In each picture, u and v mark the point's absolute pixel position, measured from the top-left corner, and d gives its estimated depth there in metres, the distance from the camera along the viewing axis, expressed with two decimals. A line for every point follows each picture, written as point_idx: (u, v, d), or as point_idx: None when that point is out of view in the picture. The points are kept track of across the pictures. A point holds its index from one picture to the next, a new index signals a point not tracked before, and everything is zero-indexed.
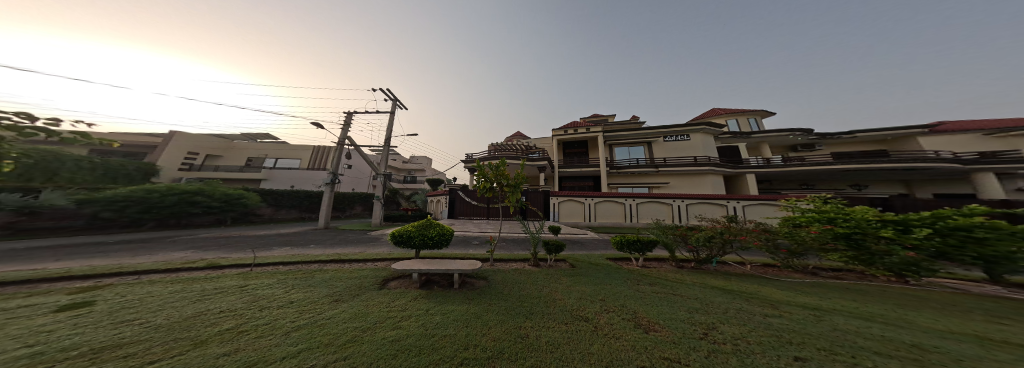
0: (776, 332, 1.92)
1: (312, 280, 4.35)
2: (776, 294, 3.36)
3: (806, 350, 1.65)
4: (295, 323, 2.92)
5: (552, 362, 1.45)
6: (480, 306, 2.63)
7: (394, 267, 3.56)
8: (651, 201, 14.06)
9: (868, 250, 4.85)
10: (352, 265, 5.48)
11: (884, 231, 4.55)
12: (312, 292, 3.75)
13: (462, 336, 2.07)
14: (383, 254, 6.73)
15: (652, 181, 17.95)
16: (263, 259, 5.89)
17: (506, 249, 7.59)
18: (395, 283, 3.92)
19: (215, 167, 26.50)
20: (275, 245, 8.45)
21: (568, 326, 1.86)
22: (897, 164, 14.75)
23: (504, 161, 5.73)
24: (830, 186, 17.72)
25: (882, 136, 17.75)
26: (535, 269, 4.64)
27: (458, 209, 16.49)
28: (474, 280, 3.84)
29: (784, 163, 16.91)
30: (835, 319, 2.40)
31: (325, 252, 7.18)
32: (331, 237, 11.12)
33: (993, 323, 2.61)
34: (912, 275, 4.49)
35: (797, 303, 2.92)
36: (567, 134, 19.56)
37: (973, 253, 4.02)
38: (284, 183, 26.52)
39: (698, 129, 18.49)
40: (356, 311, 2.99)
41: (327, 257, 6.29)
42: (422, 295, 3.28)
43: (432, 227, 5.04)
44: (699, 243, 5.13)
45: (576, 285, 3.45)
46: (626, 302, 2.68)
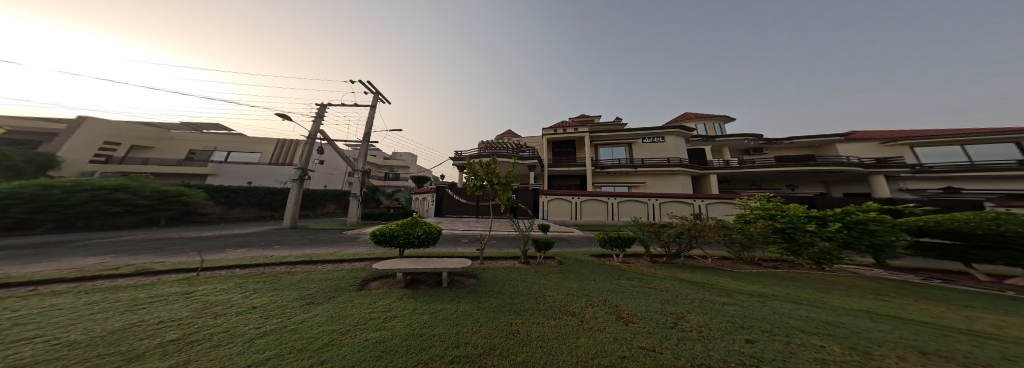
0: (730, 318, 2.23)
1: (278, 283, 3.99)
2: (731, 284, 3.90)
3: (752, 331, 1.93)
4: (261, 329, 2.68)
5: (542, 357, 1.55)
6: (471, 303, 2.69)
7: (376, 267, 3.41)
8: (630, 200, 15.01)
9: (798, 242, 5.60)
10: (325, 266, 5.12)
11: (810, 225, 5.37)
12: (278, 296, 3.45)
13: (453, 334, 2.10)
14: (362, 254, 6.43)
15: (630, 181, 19.21)
16: (213, 263, 5.20)
17: (497, 247, 7.86)
18: (377, 283, 3.79)
19: (144, 160, 22.72)
20: (237, 246, 7.63)
21: (555, 320, 2.02)
22: (822, 168, 17.55)
23: (495, 159, 5.61)
24: (773, 186, 20.52)
25: (813, 142, 20.89)
26: (525, 267, 4.77)
27: (446, 208, 16.13)
28: (464, 279, 3.84)
29: (740, 165, 19.20)
30: (774, 304, 2.88)
31: (293, 254, 6.58)
32: (299, 237, 10.19)
33: (874, 298, 3.39)
34: (827, 262, 5.34)
35: (746, 292, 3.44)
36: (555, 134, 20.61)
37: (867, 242, 5.12)
38: (241, 179, 23.09)
39: (672, 132, 19.99)
40: (333, 314, 2.85)
41: (295, 258, 5.80)
42: (408, 295, 3.20)
43: (417, 226, 4.87)
44: (669, 239, 5.70)
45: (566, 282, 3.64)
46: (608, 296, 2.91)
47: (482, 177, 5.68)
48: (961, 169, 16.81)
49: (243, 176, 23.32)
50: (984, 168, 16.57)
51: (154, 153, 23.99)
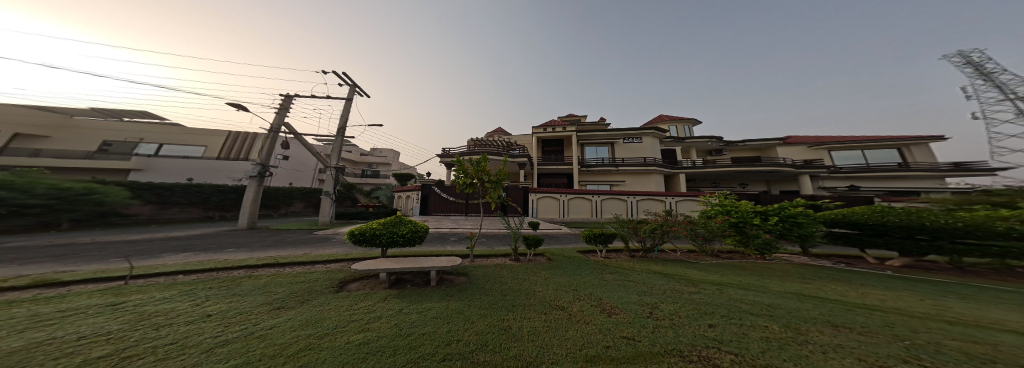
0: (695, 306, 2.55)
1: (238, 288, 3.62)
2: (695, 275, 4.38)
3: (711, 315, 2.24)
4: (220, 338, 2.42)
5: (534, 350, 1.70)
6: (461, 300, 2.77)
7: (357, 268, 3.25)
8: (612, 198, 15.78)
9: (747, 234, 6.41)
10: (294, 269, 4.75)
11: (756, 219, 6.21)
12: (239, 301, 3.14)
13: (444, 332, 2.19)
14: (337, 254, 6.06)
15: (612, 179, 20.34)
16: (148, 269, 4.48)
17: (487, 244, 7.99)
18: (356, 284, 3.66)
19: (38, 151, 18.85)
20: (181, 250, 6.70)
21: (544, 313, 2.18)
22: (770, 167, 19.94)
23: (487, 157, 5.56)
24: (729, 184, 23.05)
25: (761, 144, 23.75)
26: (516, 264, 4.89)
27: (435, 206, 15.70)
28: (454, 277, 3.85)
29: (704, 165, 21.20)
30: (729, 292, 3.31)
31: (253, 256, 5.95)
32: (257, 238, 9.17)
33: (800, 281, 4.11)
34: (766, 251, 6.24)
35: (707, 281, 3.95)
36: (545, 132, 21.20)
37: (796, 233, 6.19)
38: (182, 176, 20.30)
39: (649, 133, 21.25)
40: (308, 318, 2.68)
41: (256, 261, 5.25)
42: (394, 295, 3.14)
43: (402, 224, 4.69)
44: (646, 234, 6.20)
45: (554, 277, 3.85)
46: (593, 290, 3.12)
47: (473, 176, 5.63)
48: (860, 170, 20.55)
49: (183, 172, 20.57)
50: (875, 169, 20.47)
51: (52, 143, 20.24)
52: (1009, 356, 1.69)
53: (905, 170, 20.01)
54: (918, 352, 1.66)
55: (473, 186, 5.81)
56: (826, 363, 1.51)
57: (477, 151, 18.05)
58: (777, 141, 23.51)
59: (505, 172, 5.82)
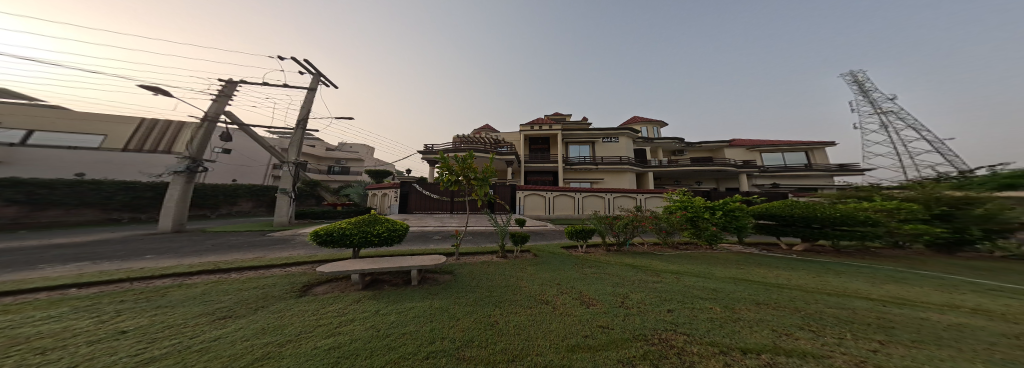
0: (657, 293, 2.93)
1: (166, 299, 3.10)
2: (659, 265, 4.81)
3: (669, 301, 2.62)
4: (142, 355, 2.02)
5: (520, 343, 1.92)
6: (442, 300, 2.84)
7: (322, 271, 3.20)
8: (592, 196, 16.80)
9: (698, 227, 7.31)
10: (240, 277, 4.23)
11: (706, 214, 7.11)
12: (168, 313, 2.69)
13: (427, 332, 2.27)
14: (299, 257, 5.58)
15: (591, 177, 21.72)
16: (25, 283, 3.55)
17: (473, 241, 8.17)
18: (322, 288, 3.55)
19: None
20: (82, 258, 5.51)
21: (527, 308, 2.39)
22: (721, 167, 22.82)
23: (474, 154, 5.58)
24: (688, 182, 25.60)
25: (713, 146, 27.01)
26: (504, 260, 5.05)
27: (421, 204, 16.49)
28: (435, 276, 3.93)
29: (669, 164, 23.38)
30: (684, 278, 3.75)
31: (188, 263, 5.19)
32: (190, 243, 7.85)
33: (735, 266, 4.83)
34: (711, 239, 7.13)
35: (668, 270, 4.36)
36: (532, 130, 22.38)
37: (737, 223, 7.18)
38: (65, 170, 16.07)
39: (625, 134, 22.81)
40: (264, 325, 2.42)
41: (189, 268, 4.56)
42: (369, 299, 3.07)
43: (376, 224, 4.53)
44: (620, 229, 6.76)
45: (537, 272, 4.09)
46: (574, 284, 3.37)
47: (459, 174, 5.60)
48: (782, 170, 24.81)
49: (71, 165, 16.41)
50: (791, 169, 24.94)
51: None
52: (861, 317, 2.35)
53: (809, 169, 24.74)
54: (809, 320, 2.22)
55: (459, 184, 5.73)
56: (752, 335, 1.97)
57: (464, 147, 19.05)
58: (725, 143, 26.89)
59: (493, 170, 5.86)
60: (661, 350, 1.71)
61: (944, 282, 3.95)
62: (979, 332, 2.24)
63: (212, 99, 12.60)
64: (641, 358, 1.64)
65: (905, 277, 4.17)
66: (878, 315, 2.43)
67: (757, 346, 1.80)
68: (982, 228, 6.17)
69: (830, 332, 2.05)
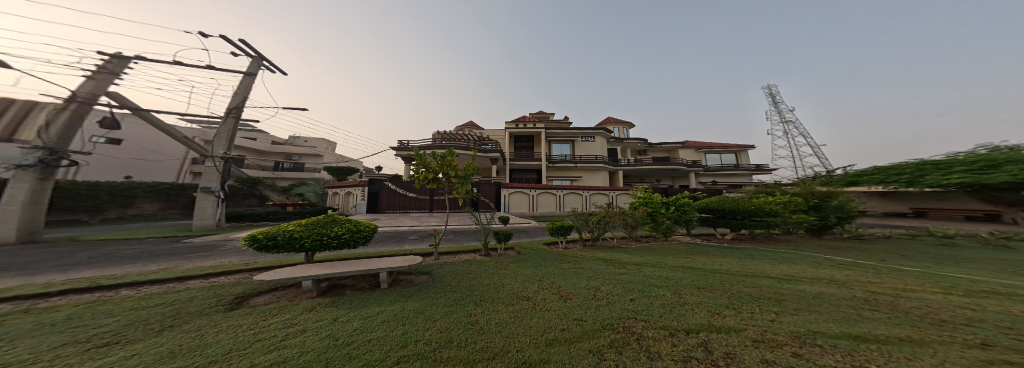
0: (622, 284, 3.30)
1: (3, 331, 2.30)
2: (625, 257, 5.36)
3: (633, 290, 2.99)
4: None
5: (501, 340, 2.05)
6: (415, 304, 2.77)
7: (261, 279, 2.78)
8: (571, 193, 17.94)
9: (656, 221, 7.83)
10: (133, 294, 3.38)
11: (658, 208, 7.74)
12: (11, 349, 2.01)
13: (401, 335, 2.22)
14: (237, 265, 4.85)
15: (571, 175, 23.35)
16: None
17: (454, 240, 8.12)
18: (262, 299, 3.09)
19: None
20: None
21: (508, 306, 2.52)
22: (676, 166, 25.99)
23: (453, 152, 5.53)
24: (651, 179, 28.25)
25: (671, 147, 30.44)
26: (487, 258, 5.15)
27: (400, 203, 17.31)
28: (406, 277, 3.86)
29: (637, 163, 25.58)
30: (643, 269, 4.24)
31: (64, 280, 4.08)
32: (69, 253, 6.13)
33: (682, 256, 5.59)
34: (660, 228, 7.81)
35: (632, 262, 4.86)
36: (517, 128, 23.53)
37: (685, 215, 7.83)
38: None
39: (601, 134, 24.66)
40: (181, 347, 2.01)
41: (60, 286, 3.55)
42: (328, 306, 2.82)
43: (334, 225, 4.21)
44: (594, 224, 7.29)
45: (518, 268, 4.26)
46: (555, 279, 3.55)
47: (436, 171, 5.53)
48: (723, 170, 28.94)
49: None
50: (732, 169, 28.97)
51: None
52: (763, 293, 3.05)
53: (739, 167, 29.26)
54: (733, 299, 2.80)
55: (437, 181, 5.66)
56: (693, 316, 2.39)
57: (443, 144, 19.71)
58: (679, 144, 30.58)
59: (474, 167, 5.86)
60: (624, 337, 1.95)
61: (814, 260, 5.36)
62: (831, 298, 3.16)
63: (88, 76, 10.05)
64: (609, 347, 1.85)
65: (796, 258, 5.45)
66: (774, 290, 3.18)
67: (692, 324, 2.24)
68: (838, 217, 8.51)
69: (746, 308, 2.63)
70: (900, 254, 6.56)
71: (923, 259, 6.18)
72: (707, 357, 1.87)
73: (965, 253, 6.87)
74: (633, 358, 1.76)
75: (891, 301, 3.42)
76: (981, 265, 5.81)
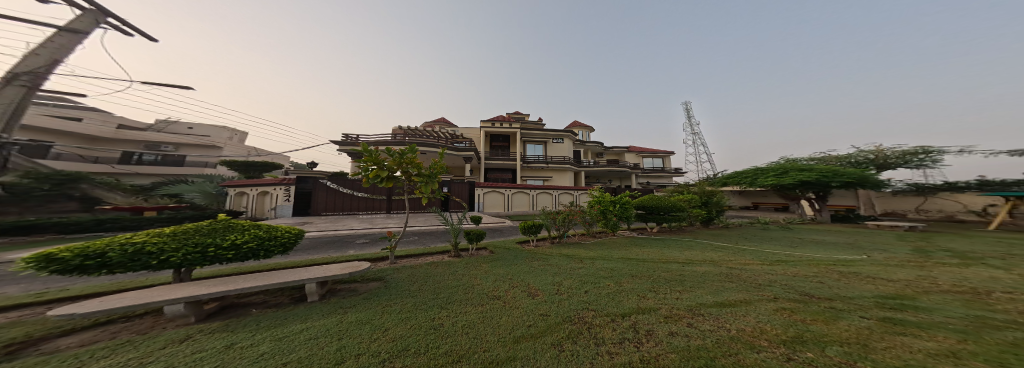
0: (583, 276, 3.76)
1: None
2: (582, 252, 6.01)
3: (593, 281, 3.42)
4: None
5: (464, 340, 2.08)
6: (355, 316, 2.57)
7: (71, 314, 2.06)
8: (543, 193, 19.81)
9: (606, 216, 8.62)
10: None
11: (604, 202, 8.57)
12: None
13: (347, 347, 2.00)
14: (63, 295, 3.47)
15: (544, 175, 25.64)
16: None
17: (418, 241, 8.09)
18: (79, 339, 2.25)
19: None
20: None
21: (477, 310, 2.64)
22: (626, 167, 29.92)
23: (416, 148, 5.32)
24: (607, 179, 31.54)
25: (620, 151, 35.09)
26: (459, 258, 5.58)
27: (347, 203, 16.10)
28: (350, 286, 3.77)
29: (596, 164, 28.54)
30: (594, 262, 4.79)
31: None
32: None
33: (623, 248, 6.64)
34: (607, 219, 8.59)
35: (588, 256, 5.42)
36: (493, 128, 25.25)
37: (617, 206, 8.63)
38: None
39: (568, 137, 27.23)
40: None
41: None
42: (220, 332, 2.32)
43: (226, 233, 3.51)
44: (560, 222, 7.89)
45: (489, 268, 4.55)
46: (525, 277, 3.79)
47: (393, 168, 5.19)
48: (661, 172, 34.34)
49: None
50: (669, 172, 34.52)
51: None
52: (671, 276, 4.00)
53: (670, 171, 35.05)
54: (655, 283, 3.58)
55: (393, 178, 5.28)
56: (627, 301, 2.86)
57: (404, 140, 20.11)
58: (627, 149, 35.41)
59: (442, 165, 5.75)
60: (579, 328, 2.17)
61: (701, 245, 7.26)
62: (705, 274, 4.40)
63: None
64: (566, 338, 2.04)
65: (698, 245, 7.12)
66: (678, 273, 4.22)
67: (624, 304, 2.76)
68: (716, 210, 11.40)
69: (665, 290, 3.40)
70: (744, 237, 9.44)
71: (756, 240, 9.13)
72: (638, 336, 2.27)
73: (778, 235, 10.41)
74: (586, 346, 1.98)
75: (737, 272, 4.89)
76: (783, 243, 8.93)
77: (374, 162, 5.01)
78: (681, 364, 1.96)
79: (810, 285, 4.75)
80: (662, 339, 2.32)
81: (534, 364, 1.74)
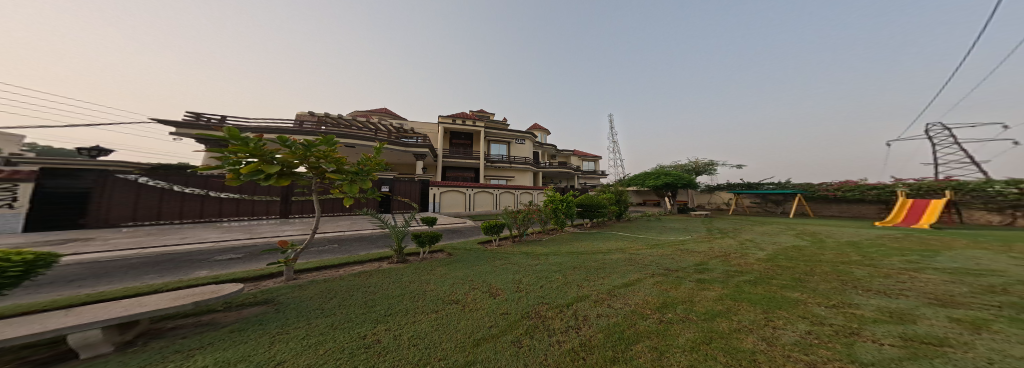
0: (545, 271, 4.02)
1: None
2: (540, 250, 6.36)
3: (551, 276, 3.71)
4: None
5: (410, 348, 1.96)
6: (216, 358, 1.97)
7: None
8: (506, 193, 20.23)
9: (558, 214, 9.36)
10: None
11: (553, 200, 9.35)
12: None
13: None
14: None
15: (507, 175, 26.26)
16: None
17: (341, 249, 6.93)
18: None
19: None
20: None
21: (429, 320, 2.49)
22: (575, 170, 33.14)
23: (335, 141, 4.18)
24: (557, 179, 34.16)
25: (568, 154, 38.53)
26: (405, 265, 5.10)
27: (209, 206, 12.90)
28: (208, 319, 2.86)
29: (550, 165, 30.50)
30: (549, 258, 5.14)
31: None
32: None
33: (571, 243, 7.49)
34: (557, 217, 9.36)
35: (546, 253, 5.76)
36: (451, 124, 24.33)
37: (563, 204, 9.44)
38: None
39: (529, 138, 28.10)
40: None
41: None
42: None
43: None
44: (520, 221, 8.10)
45: (447, 272, 4.32)
46: (485, 278, 3.84)
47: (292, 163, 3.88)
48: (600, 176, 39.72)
49: None
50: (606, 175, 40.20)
51: None
52: (595, 264, 4.75)
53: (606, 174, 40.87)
54: (591, 274, 4.10)
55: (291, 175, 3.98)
56: (571, 291, 3.24)
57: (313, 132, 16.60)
58: (574, 153, 39.38)
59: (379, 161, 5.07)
60: (535, 322, 2.32)
61: (631, 238, 8.87)
62: (614, 260, 5.35)
63: None
64: (525, 333, 2.14)
65: (624, 238, 8.75)
66: (601, 261, 5.07)
67: (567, 291, 3.18)
68: (624, 206, 14.02)
69: (600, 280, 3.95)
70: (641, 228, 12.16)
71: (652, 230, 11.76)
72: (577, 322, 2.58)
73: (653, 225, 13.80)
74: (541, 339, 2.12)
75: (633, 257, 6.18)
76: (676, 231, 11.90)
77: (256, 155, 3.56)
78: (605, 341, 2.34)
79: (670, 261, 6.49)
80: (593, 322, 2.69)
81: (494, 364, 1.74)
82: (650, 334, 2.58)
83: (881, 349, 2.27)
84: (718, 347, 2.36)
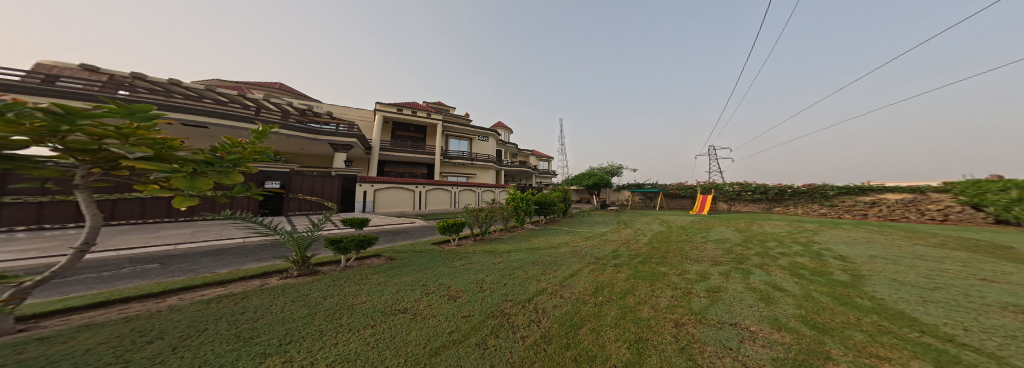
0: (506, 269, 4.02)
1: None
2: (499, 247, 6.42)
3: (513, 273, 3.76)
4: None
5: None
6: None
7: None
8: (465, 191, 19.63)
9: (518, 211, 9.54)
10: None
11: (513, 197, 9.51)
12: None
13: None
14: None
15: (466, 172, 25.48)
16: None
17: (199, 267, 5.39)
18: None
19: None
20: None
21: (363, 337, 2.20)
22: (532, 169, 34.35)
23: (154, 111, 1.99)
24: (514, 177, 34.86)
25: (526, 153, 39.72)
26: (316, 277, 4.43)
27: None
28: None
29: (509, 164, 30.87)
30: (508, 255, 5.21)
31: None
32: None
33: (525, 239, 7.79)
34: (518, 213, 9.57)
35: (507, 250, 5.84)
36: (394, 114, 22.19)
37: (523, 201, 9.68)
38: None
39: (491, 135, 27.71)
40: None
41: None
42: None
43: None
44: (482, 219, 7.91)
45: (387, 279, 3.93)
46: (440, 280, 3.68)
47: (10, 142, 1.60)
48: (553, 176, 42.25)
49: None
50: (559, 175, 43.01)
51: None
52: (544, 256, 5.05)
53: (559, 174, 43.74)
54: (546, 268, 4.32)
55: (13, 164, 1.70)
56: (529, 285, 3.36)
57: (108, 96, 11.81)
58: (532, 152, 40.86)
59: (257, 147, 3.35)
60: (500, 321, 2.32)
61: (578, 233, 9.78)
62: (556, 252, 5.77)
63: None
64: (489, 333, 2.12)
65: (571, 233, 9.57)
66: (549, 254, 5.36)
67: (525, 285, 3.31)
68: (568, 203, 15.21)
69: (554, 273, 4.22)
70: (582, 223, 13.51)
71: (595, 225, 13.16)
72: (538, 315, 2.70)
73: (581, 218, 15.48)
74: (506, 337, 2.12)
75: (573, 248, 6.83)
76: (615, 225, 13.61)
77: None
78: (560, 330, 2.49)
79: (597, 250, 7.42)
80: (550, 313, 2.86)
81: None
82: (590, 317, 2.89)
83: (700, 301, 3.34)
84: (631, 320, 2.78)
